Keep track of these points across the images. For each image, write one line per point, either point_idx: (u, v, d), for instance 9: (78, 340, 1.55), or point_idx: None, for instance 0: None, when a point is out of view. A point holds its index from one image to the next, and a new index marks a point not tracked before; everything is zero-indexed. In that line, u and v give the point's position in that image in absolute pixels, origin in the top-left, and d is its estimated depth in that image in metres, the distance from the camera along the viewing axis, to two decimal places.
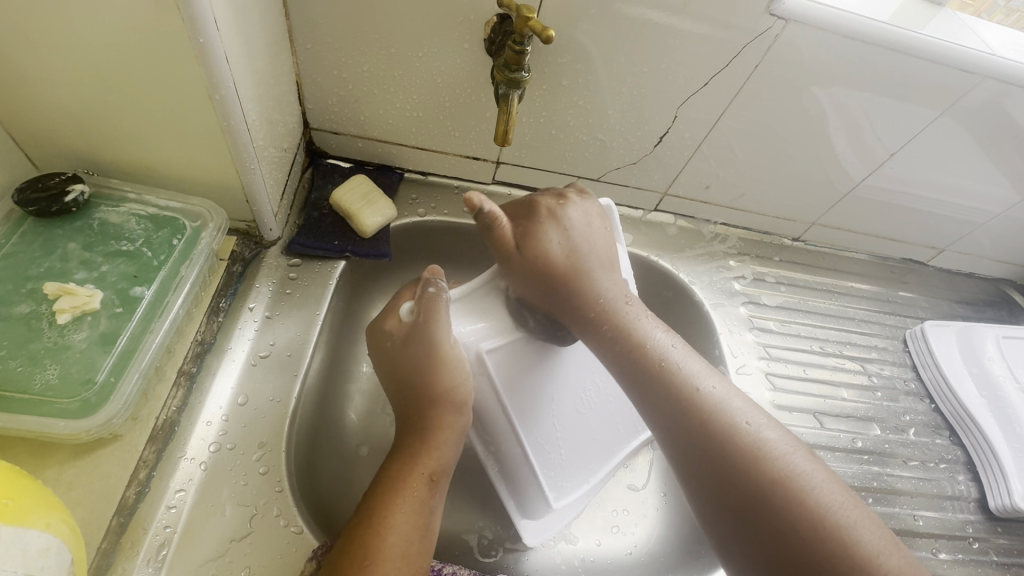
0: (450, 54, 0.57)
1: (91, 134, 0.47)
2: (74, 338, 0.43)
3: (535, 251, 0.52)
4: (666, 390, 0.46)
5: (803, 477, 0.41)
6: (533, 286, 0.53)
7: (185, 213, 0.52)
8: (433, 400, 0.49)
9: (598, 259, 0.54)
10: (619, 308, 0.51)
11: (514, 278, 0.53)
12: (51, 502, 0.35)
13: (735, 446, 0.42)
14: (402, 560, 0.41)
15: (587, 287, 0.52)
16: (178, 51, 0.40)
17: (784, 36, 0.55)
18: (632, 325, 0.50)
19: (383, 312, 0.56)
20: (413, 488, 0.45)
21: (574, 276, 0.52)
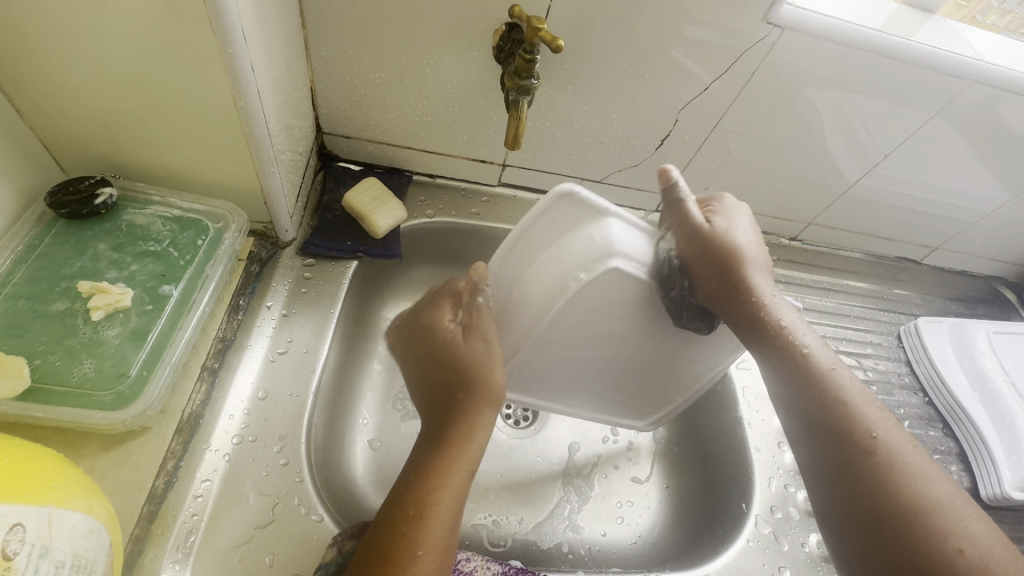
0: (460, 61, 0.60)
1: (119, 139, 0.49)
2: (107, 334, 0.45)
3: (717, 233, 0.52)
4: (822, 394, 0.46)
5: (964, 523, 0.40)
6: (702, 267, 0.52)
7: (208, 215, 0.54)
8: (480, 386, 0.49)
9: (764, 260, 0.53)
10: (780, 312, 0.51)
11: (684, 244, 0.52)
12: (91, 488, 0.36)
13: (886, 460, 0.42)
14: (444, 551, 0.41)
15: (753, 287, 0.51)
16: (208, 61, 0.42)
17: (781, 42, 0.58)
18: (793, 334, 0.49)
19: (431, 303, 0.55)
20: (454, 481, 0.44)
21: (742, 269, 0.52)
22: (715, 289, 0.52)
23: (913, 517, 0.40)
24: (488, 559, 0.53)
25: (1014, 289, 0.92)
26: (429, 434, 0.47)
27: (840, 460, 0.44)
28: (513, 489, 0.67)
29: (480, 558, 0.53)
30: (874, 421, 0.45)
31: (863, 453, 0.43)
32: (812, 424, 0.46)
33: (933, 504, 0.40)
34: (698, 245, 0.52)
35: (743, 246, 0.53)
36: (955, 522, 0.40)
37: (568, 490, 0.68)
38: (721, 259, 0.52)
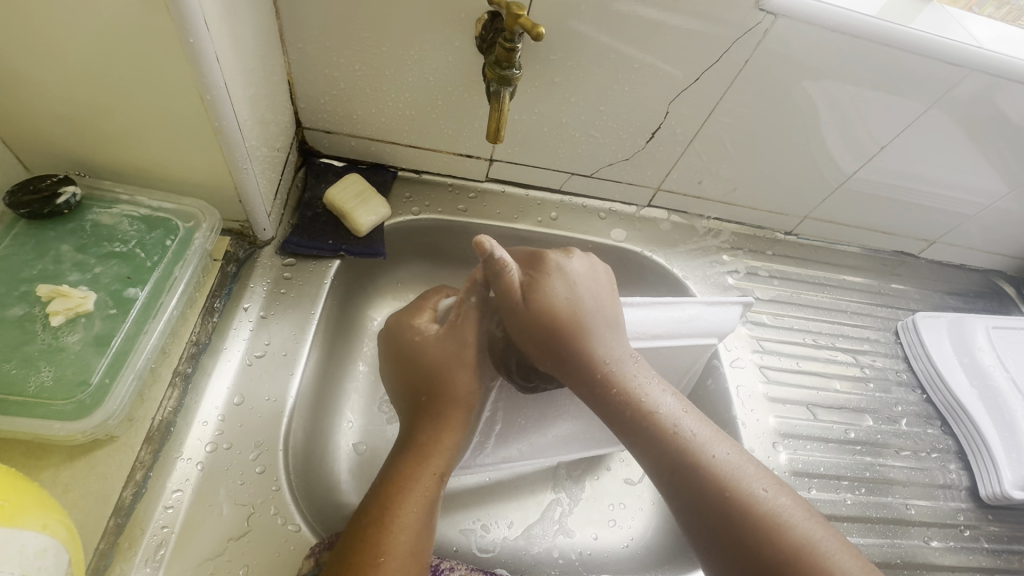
0: (441, 51, 0.57)
1: (82, 136, 0.46)
2: (68, 340, 0.43)
3: (542, 302, 0.51)
4: (678, 454, 0.46)
5: (829, 564, 0.40)
6: (529, 340, 0.52)
7: (178, 213, 0.52)
8: (447, 395, 0.49)
9: (596, 316, 0.52)
10: (625, 372, 0.50)
11: (513, 320, 0.51)
12: (48, 503, 0.35)
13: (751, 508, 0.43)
14: (411, 558, 0.41)
15: (583, 351, 0.50)
16: (169, 52, 0.40)
17: (774, 31, 0.56)
18: (638, 392, 0.49)
19: (407, 309, 0.55)
20: (424, 486, 0.45)
21: (576, 333, 0.50)
22: (550, 357, 0.51)
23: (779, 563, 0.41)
24: (473, 567, 0.51)
25: (1013, 283, 0.91)
26: (399, 444, 0.48)
27: (709, 519, 0.43)
28: (505, 492, 0.65)
29: (465, 566, 0.51)
30: (727, 470, 0.45)
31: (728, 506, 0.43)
32: (678, 487, 0.45)
33: (795, 550, 0.41)
34: (518, 315, 0.51)
35: (570, 309, 0.51)
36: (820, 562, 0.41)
37: (559, 492, 0.66)
38: (545, 327, 0.50)
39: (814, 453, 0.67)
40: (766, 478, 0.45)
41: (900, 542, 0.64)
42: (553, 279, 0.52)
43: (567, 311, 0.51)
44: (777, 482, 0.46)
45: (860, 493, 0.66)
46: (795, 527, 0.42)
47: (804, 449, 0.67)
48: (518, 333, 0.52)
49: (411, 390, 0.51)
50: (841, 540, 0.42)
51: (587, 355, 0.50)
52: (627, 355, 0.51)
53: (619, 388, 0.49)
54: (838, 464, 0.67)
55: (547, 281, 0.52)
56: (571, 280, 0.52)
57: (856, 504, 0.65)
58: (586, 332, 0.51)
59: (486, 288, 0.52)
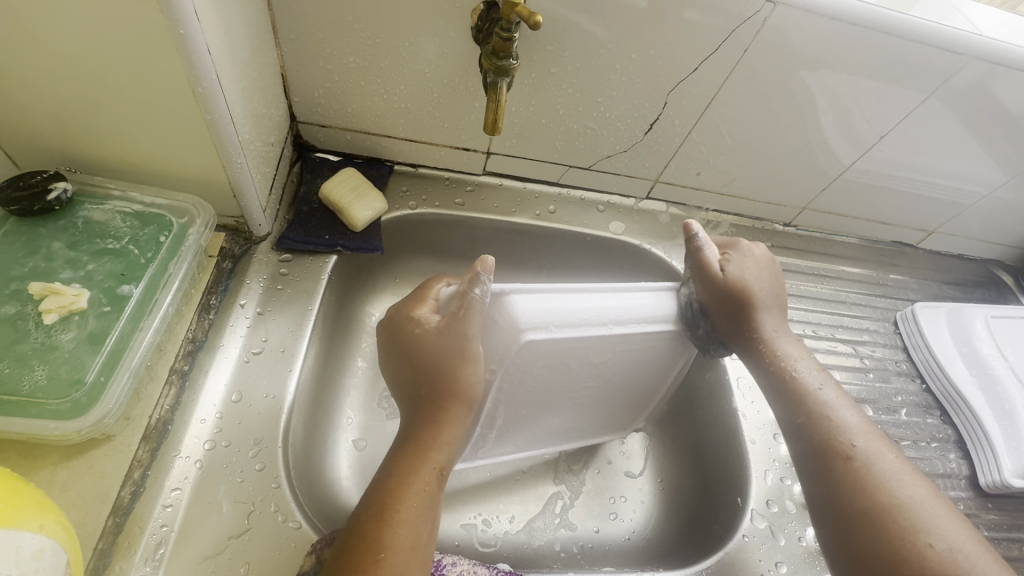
0: (437, 43, 0.57)
1: (71, 130, 0.46)
2: (62, 338, 0.42)
3: (738, 276, 0.56)
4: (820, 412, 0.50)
5: (928, 514, 0.43)
6: (724, 304, 0.55)
7: (171, 209, 0.51)
8: (447, 389, 0.48)
9: (772, 296, 0.57)
10: (780, 343, 0.55)
11: (701, 287, 0.56)
12: (44, 503, 0.34)
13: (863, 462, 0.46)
14: (412, 553, 0.41)
15: (762, 324, 0.55)
16: (159, 43, 0.39)
17: (773, 19, 0.55)
18: (790, 356, 0.54)
19: (408, 298, 0.54)
20: (423, 481, 0.45)
21: (755, 306, 0.56)
22: (734, 328, 0.56)
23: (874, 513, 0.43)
24: (474, 563, 0.51)
25: (1010, 272, 0.91)
26: (402, 439, 0.48)
27: (828, 467, 0.47)
28: (505, 487, 0.65)
29: (467, 561, 0.51)
30: (854, 430, 0.48)
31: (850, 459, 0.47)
32: (806, 442, 0.49)
33: (892, 502, 0.44)
34: (716, 285, 0.55)
35: (759, 286, 0.56)
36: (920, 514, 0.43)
37: (560, 486, 0.66)
38: (737, 296, 0.55)
39: None
40: (885, 443, 0.48)
41: None
42: (733, 254, 0.58)
43: (750, 286, 0.56)
44: (892, 447, 0.48)
45: None
46: (901, 483, 0.45)
47: None
48: (712, 304, 0.56)
49: (412, 384, 0.50)
50: (945, 503, 0.44)
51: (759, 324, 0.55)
52: (777, 329, 0.56)
53: (775, 351, 0.54)
54: None
55: (735, 261, 0.57)
56: (751, 260, 0.58)
57: None
58: (764, 305, 0.56)
59: (483, 282, 0.48)
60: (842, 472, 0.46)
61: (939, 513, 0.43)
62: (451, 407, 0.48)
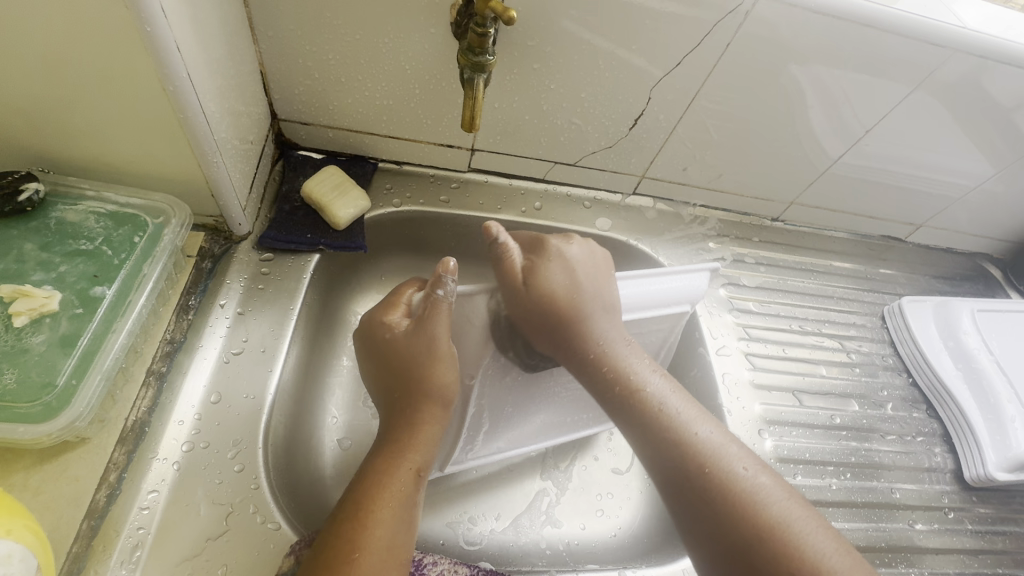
0: (416, 39, 0.56)
1: (42, 131, 0.45)
2: (33, 341, 0.42)
3: (539, 286, 0.54)
4: (666, 428, 0.48)
5: (801, 531, 0.42)
6: (531, 323, 0.55)
7: (147, 209, 0.51)
8: (422, 390, 0.49)
9: (596, 302, 0.54)
10: (619, 355, 0.53)
11: (512, 299, 0.55)
12: (12, 508, 0.34)
13: (723, 476, 0.45)
14: (387, 553, 0.41)
15: (595, 333, 0.53)
16: (126, 41, 0.38)
17: (754, 13, 0.55)
18: (630, 368, 0.52)
19: (380, 305, 0.54)
20: (399, 482, 0.45)
21: (581, 319, 0.53)
22: (537, 337, 0.55)
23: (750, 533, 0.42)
24: (457, 562, 0.51)
25: (999, 266, 0.91)
26: (379, 441, 0.48)
27: (683, 485, 0.45)
28: (492, 485, 0.65)
29: (449, 560, 0.51)
30: (712, 445, 0.47)
31: (703, 474, 0.45)
32: (659, 458, 0.47)
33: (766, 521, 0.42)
34: (523, 296, 0.54)
35: (571, 298, 0.54)
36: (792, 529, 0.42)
37: (546, 483, 0.66)
38: (546, 308, 0.54)
39: (800, 439, 0.67)
40: (745, 455, 0.47)
41: (886, 525, 0.64)
42: (554, 267, 0.54)
43: (566, 298, 0.53)
44: (755, 460, 0.47)
45: (846, 478, 0.66)
46: (769, 499, 0.43)
47: (790, 435, 0.67)
48: (517, 310, 0.55)
49: (388, 388, 0.51)
50: (818, 519, 0.43)
51: (587, 333, 0.53)
52: (620, 337, 0.54)
53: (609, 366, 0.52)
54: (823, 450, 0.67)
55: (548, 268, 0.54)
56: (572, 268, 0.55)
57: (842, 489, 0.65)
58: (585, 316, 0.54)
59: (446, 284, 0.50)
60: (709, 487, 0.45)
61: (811, 526, 0.42)
62: (427, 408, 0.48)
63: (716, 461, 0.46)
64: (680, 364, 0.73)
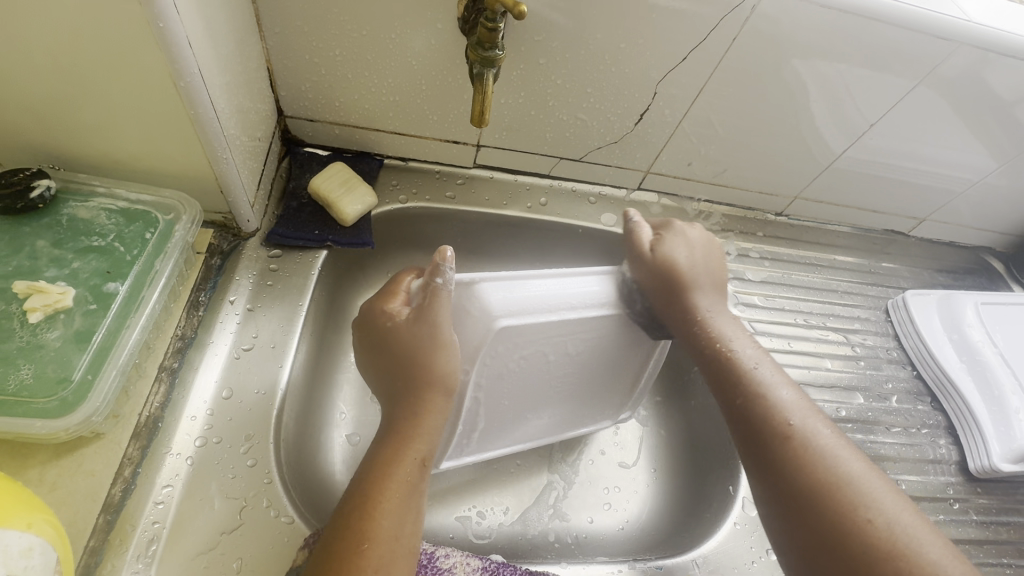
0: (423, 35, 0.56)
1: (53, 127, 0.45)
2: (48, 337, 0.42)
3: (665, 256, 0.58)
4: (750, 389, 0.50)
5: (867, 488, 0.43)
6: (659, 289, 0.57)
7: (157, 206, 0.51)
8: (425, 379, 0.48)
9: (707, 278, 0.58)
10: (722, 326, 0.55)
11: (641, 268, 0.58)
12: (31, 502, 0.34)
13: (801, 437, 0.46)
14: (396, 542, 0.41)
15: (693, 303, 0.56)
16: (138, 38, 0.39)
17: (761, 7, 0.55)
18: (725, 336, 0.54)
19: (379, 294, 0.54)
20: (404, 472, 0.45)
21: (687, 288, 0.57)
22: (668, 307, 0.57)
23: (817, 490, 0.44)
24: (468, 554, 0.52)
25: (1001, 259, 0.91)
26: (383, 432, 0.48)
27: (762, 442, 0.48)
28: (500, 479, 0.65)
29: (461, 553, 0.51)
30: (795, 409, 0.48)
31: (786, 430, 0.47)
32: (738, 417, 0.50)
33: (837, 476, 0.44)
34: (647, 267, 0.58)
35: (691, 269, 0.58)
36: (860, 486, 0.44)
37: (553, 476, 0.67)
38: (667, 277, 0.57)
39: None
40: (821, 418, 0.48)
41: None
42: (677, 243, 0.59)
43: (687, 270, 0.57)
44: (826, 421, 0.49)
45: None
46: (841, 459, 0.45)
47: None
48: (648, 283, 0.58)
49: (391, 378, 0.50)
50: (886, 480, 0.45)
51: (694, 305, 0.56)
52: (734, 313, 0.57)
53: (716, 337, 0.54)
54: None
55: (670, 242, 0.59)
56: (693, 248, 0.59)
57: None
58: (694, 288, 0.57)
59: (444, 272, 0.49)
60: (782, 447, 0.46)
61: (879, 486, 0.44)
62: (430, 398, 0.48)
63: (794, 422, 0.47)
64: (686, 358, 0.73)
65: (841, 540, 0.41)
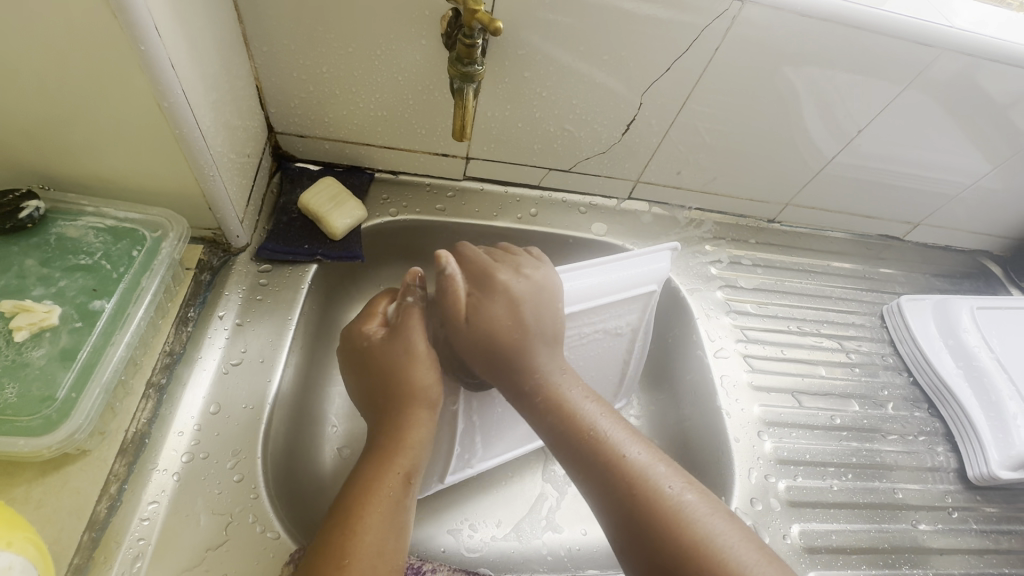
0: (409, 50, 0.57)
1: (40, 149, 0.46)
2: (33, 355, 0.43)
3: (489, 323, 0.49)
4: (583, 440, 0.46)
5: (704, 525, 0.41)
6: (478, 357, 0.50)
7: (145, 224, 0.51)
8: (406, 392, 0.49)
9: (545, 332, 0.51)
10: (559, 383, 0.49)
11: (465, 339, 0.50)
12: (12, 520, 0.34)
13: (631, 480, 0.43)
14: (378, 559, 0.41)
15: (534, 364, 0.49)
16: (121, 59, 0.39)
17: (742, 16, 0.55)
18: (560, 394, 0.48)
19: (360, 315, 0.55)
20: (386, 488, 0.44)
21: (523, 351, 0.49)
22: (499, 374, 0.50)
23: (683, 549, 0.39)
24: (454, 570, 0.52)
25: (999, 263, 0.90)
26: (368, 447, 0.48)
27: (604, 492, 0.44)
28: (492, 491, 0.65)
29: (447, 568, 0.52)
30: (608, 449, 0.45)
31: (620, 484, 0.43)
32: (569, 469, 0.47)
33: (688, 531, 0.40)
34: (465, 335, 0.50)
35: (516, 330, 0.49)
36: (707, 546, 0.39)
37: (546, 487, 0.66)
38: (489, 341, 0.49)
39: (800, 441, 0.67)
40: (653, 453, 0.45)
41: (889, 526, 0.63)
42: (507, 274, 0.52)
43: (514, 322, 0.49)
44: (666, 458, 0.45)
45: (849, 479, 0.66)
46: (666, 496, 0.42)
47: (790, 437, 0.67)
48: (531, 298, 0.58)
49: (375, 394, 0.50)
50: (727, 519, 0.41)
51: (530, 362, 0.49)
52: (552, 357, 0.50)
53: (533, 391, 0.49)
54: (825, 451, 0.67)
55: (497, 283, 0.51)
56: (521, 281, 0.52)
57: (844, 490, 0.65)
58: (526, 346, 0.49)
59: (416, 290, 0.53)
60: (621, 496, 0.43)
61: (715, 518, 0.41)
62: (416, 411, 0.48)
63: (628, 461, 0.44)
64: (679, 366, 0.73)
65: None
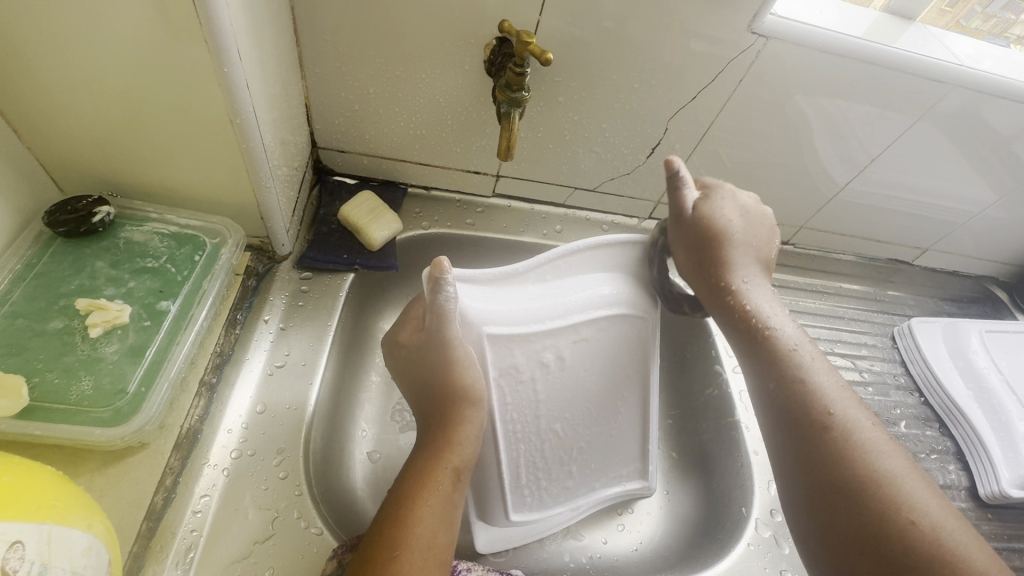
0: (453, 75, 0.61)
1: (116, 159, 0.49)
2: (105, 350, 0.45)
3: (710, 219, 0.54)
4: (744, 320, 0.51)
5: (901, 474, 0.42)
6: (695, 262, 0.54)
7: (204, 230, 0.55)
8: (449, 397, 0.51)
9: (747, 245, 0.55)
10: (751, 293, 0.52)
11: (680, 230, 0.54)
12: (91, 505, 0.37)
13: (796, 369, 0.48)
14: (428, 552, 0.43)
15: (716, 218, 0.53)
16: (204, 79, 0.43)
17: (766, 51, 0.59)
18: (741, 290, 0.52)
19: (399, 320, 0.57)
20: (440, 483, 0.47)
21: (725, 259, 0.53)
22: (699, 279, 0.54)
23: (847, 469, 0.43)
24: (487, 569, 0.53)
25: (1005, 288, 0.93)
26: (419, 445, 0.51)
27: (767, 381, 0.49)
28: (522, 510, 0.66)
29: (481, 568, 0.53)
30: (790, 341, 0.50)
31: (795, 403, 0.47)
32: (770, 391, 0.48)
33: (874, 470, 0.42)
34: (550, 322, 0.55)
35: (738, 233, 0.54)
36: (897, 478, 0.42)
37: None
38: (707, 244, 0.53)
39: None
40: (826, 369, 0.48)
41: None
42: (722, 204, 0.55)
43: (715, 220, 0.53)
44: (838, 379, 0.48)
45: None
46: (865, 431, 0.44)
47: None
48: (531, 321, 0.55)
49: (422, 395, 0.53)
50: (921, 478, 0.43)
51: (732, 270, 0.53)
52: (745, 241, 0.54)
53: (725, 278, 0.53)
54: None
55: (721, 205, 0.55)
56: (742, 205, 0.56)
57: None
58: (733, 253, 0.53)
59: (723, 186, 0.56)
60: (810, 415, 0.46)
61: (906, 471, 0.43)
62: (461, 412, 0.51)
63: (834, 406, 0.46)
64: (698, 381, 0.75)
65: (866, 506, 0.41)
